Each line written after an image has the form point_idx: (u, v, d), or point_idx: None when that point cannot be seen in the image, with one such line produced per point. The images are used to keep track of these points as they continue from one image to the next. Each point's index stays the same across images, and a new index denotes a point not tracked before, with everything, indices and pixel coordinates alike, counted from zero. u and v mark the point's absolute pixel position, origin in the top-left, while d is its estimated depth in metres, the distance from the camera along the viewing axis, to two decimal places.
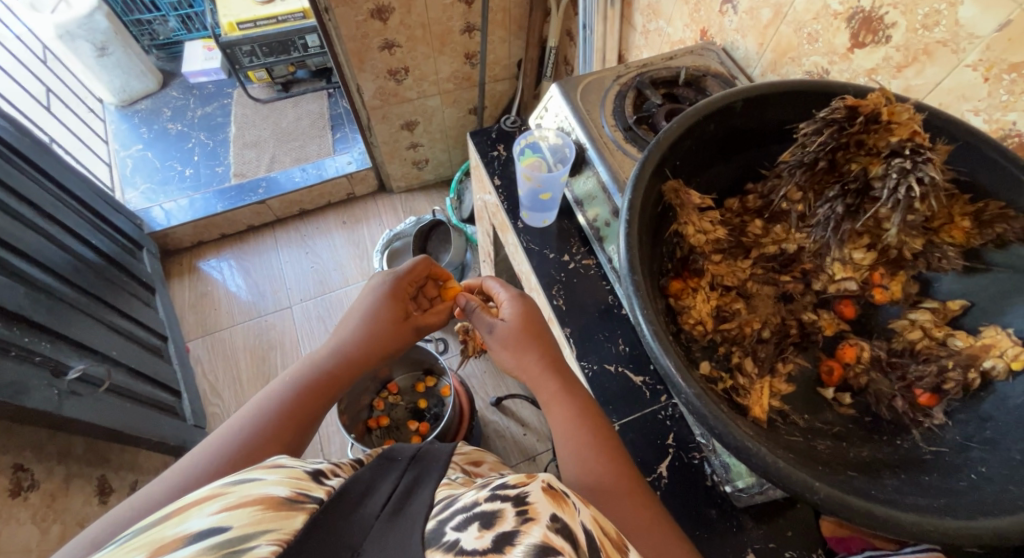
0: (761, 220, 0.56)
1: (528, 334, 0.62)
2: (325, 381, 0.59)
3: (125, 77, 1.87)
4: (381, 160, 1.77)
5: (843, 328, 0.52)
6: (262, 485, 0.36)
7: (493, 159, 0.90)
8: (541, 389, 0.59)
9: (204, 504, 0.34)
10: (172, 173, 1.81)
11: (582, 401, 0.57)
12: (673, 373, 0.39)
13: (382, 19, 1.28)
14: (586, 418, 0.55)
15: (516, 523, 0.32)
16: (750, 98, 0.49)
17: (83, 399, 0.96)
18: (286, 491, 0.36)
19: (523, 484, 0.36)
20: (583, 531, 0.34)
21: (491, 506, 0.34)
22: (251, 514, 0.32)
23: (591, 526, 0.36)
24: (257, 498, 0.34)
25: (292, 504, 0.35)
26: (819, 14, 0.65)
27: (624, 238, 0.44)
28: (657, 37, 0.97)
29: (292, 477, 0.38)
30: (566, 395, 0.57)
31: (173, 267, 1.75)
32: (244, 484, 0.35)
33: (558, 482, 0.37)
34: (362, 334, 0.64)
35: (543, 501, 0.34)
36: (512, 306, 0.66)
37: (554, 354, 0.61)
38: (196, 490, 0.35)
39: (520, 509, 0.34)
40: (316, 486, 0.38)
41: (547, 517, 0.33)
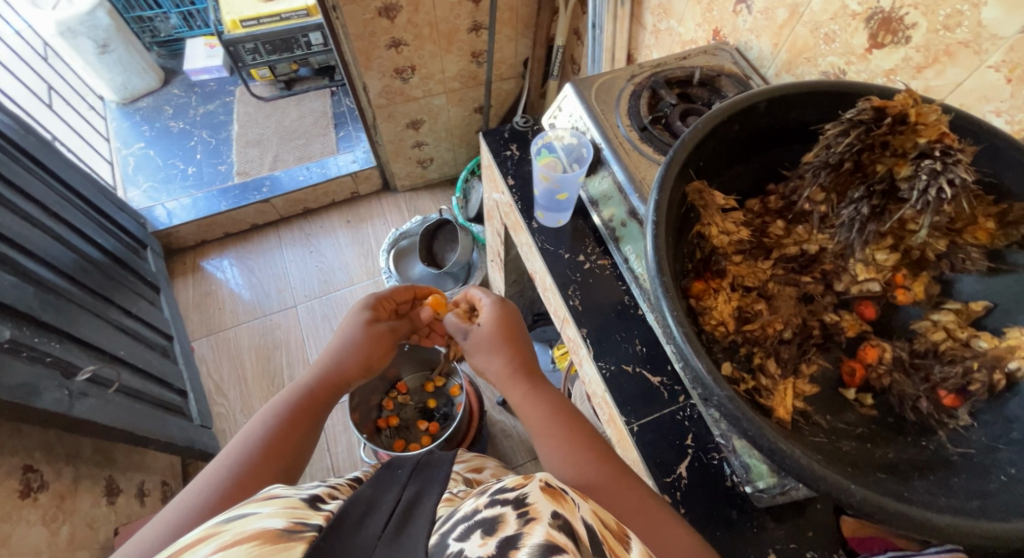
0: (783, 220, 0.56)
1: (503, 336, 0.65)
2: (309, 401, 0.59)
3: (126, 74, 1.86)
4: (385, 159, 1.77)
5: (866, 329, 0.52)
6: (258, 518, 0.35)
7: (506, 158, 0.90)
8: (509, 393, 0.62)
9: (198, 546, 0.34)
10: (175, 171, 1.81)
11: (553, 399, 0.59)
12: (705, 375, 0.40)
13: (389, 17, 1.27)
14: (560, 417, 0.57)
15: (517, 526, 0.32)
16: (775, 98, 0.49)
17: (92, 400, 0.96)
18: (283, 522, 0.35)
19: (522, 486, 0.36)
20: (583, 526, 0.35)
21: (493, 512, 0.35)
22: (248, 550, 0.32)
23: (592, 521, 0.36)
24: (253, 533, 0.34)
25: (290, 535, 0.34)
26: (837, 14, 0.65)
27: (652, 238, 0.44)
28: (668, 37, 0.97)
29: (287, 507, 0.37)
30: (538, 393, 0.60)
31: (177, 266, 1.75)
32: (236, 521, 0.35)
33: (555, 480, 0.38)
34: (344, 353, 0.66)
35: (543, 501, 0.35)
36: (490, 310, 0.68)
37: (527, 359, 0.64)
38: (190, 533, 0.35)
39: (521, 511, 0.34)
40: (314, 513, 0.38)
41: (548, 516, 0.33)
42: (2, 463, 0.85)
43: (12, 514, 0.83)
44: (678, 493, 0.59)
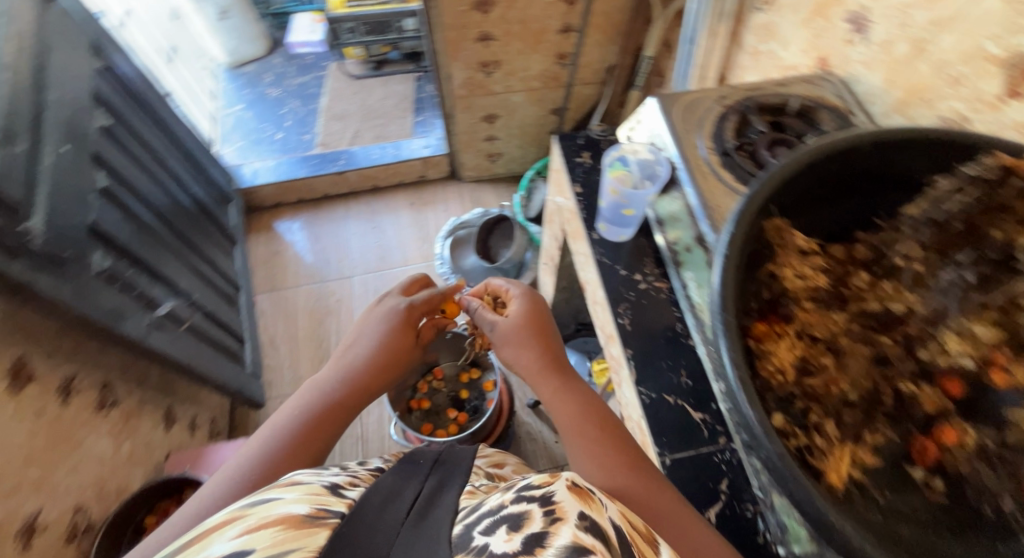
0: (869, 273, 0.51)
1: (533, 331, 0.67)
2: (338, 404, 0.60)
3: (238, 41, 2.00)
4: (456, 148, 1.80)
5: (948, 408, 0.46)
6: (282, 504, 0.37)
7: (577, 165, 0.88)
8: (538, 387, 0.64)
9: (224, 529, 0.35)
10: (265, 135, 1.92)
11: (582, 398, 0.60)
12: (755, 424, 0.37)
13: (484, 11, 1.28)
14: (591, 417, 0.57)
15: (544, 524, 0.31)
16: (883, 142, 0.47)
17: (165, 334, 1.03)
18: (307, 508, 0.36)
19: (549, 484, 0.35)
20: (611, 527, 0.33)
21: (519, 509, 0.34)
22: (274, 535, 0.33)
23: (619, 522, 0.35)
24: (278, 518, 0.35)
25: (313, 521, 0.35)
26: (969, 56, 0.59)
27: (720, 271, 0.42)
28: (767, 59, 0.92)
29: (310, 494, 0.39)
30: (566, 388, 0.61)
31: (253, 222, 1.85)
32: (260, 506, 0.37)
33: (582, 479, 0.36)
34: (376, 357, 0.66)
35: (570, 500, 0.33)
36: (520, 304, 0.71)
37: (552, 353, 0.65)
38: (216, 518, 0.36)
39: (548, 509, 0.32)
40: (336, 500, 0.39)
41: (575, 517, 0.32)
42: (84, 376, 0.94)
43: (85, 423, 0.92)
44: None
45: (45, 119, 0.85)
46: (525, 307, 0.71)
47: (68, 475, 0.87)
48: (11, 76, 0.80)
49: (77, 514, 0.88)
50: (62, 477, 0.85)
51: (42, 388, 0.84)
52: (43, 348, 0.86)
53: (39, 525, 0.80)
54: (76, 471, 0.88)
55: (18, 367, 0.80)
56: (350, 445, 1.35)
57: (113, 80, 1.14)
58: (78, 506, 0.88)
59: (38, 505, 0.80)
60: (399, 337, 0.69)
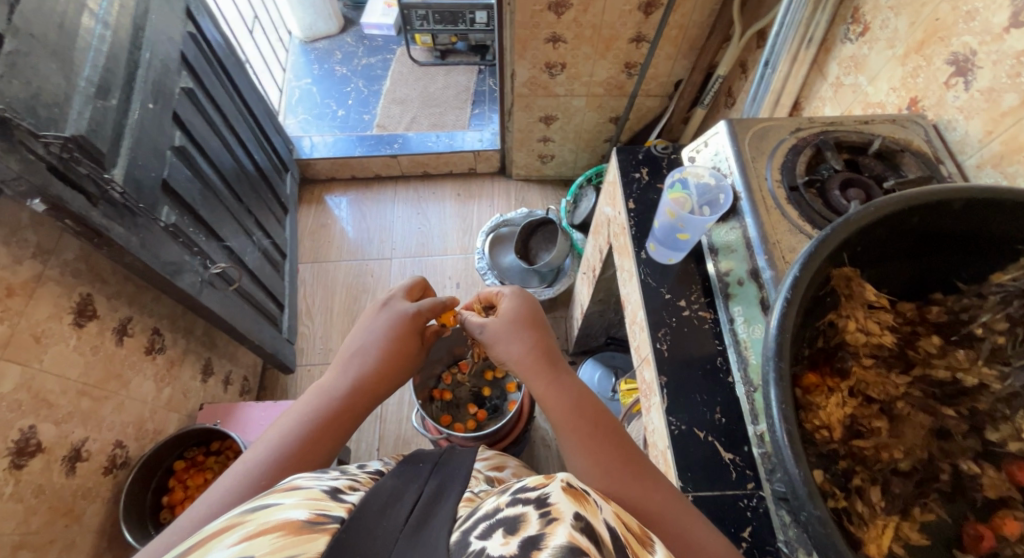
0: (941, 338, 0.48)
1: (525, 325, 0.65)
2: (345, 404, 0.59)
3: (314, 17, 2.05)
4: (510, 145, 1.79)
5: (1012, 495, 0.42)
6: (281, 509, 0.36)
7: (633, 180, 0.86)
8: (531, 382, 0.60)
9: (224, 536, 0.34)
10: (328, 110, 1.97)
11: (576, 390, 0.58)
12: (799, 485, 0.35)
13: (557, 13, 1.27)
14: (585, 414, 0.56)
15: (540, 526, 0.30)
16: (979, 201, 0.42)
17: (215, 292, 1.07)
18: (306, 513, 0.35)
19: (544, 485, 0.34)
20: (605, 529, 0.32)
21: (514, 511, 0.33)
22: (273, 542, 0.32)
23: (614, 524, 0.34)
24: (278, 524, 0.34)
25: (313, 526, 0.34)
26: None
27: (778, 316, 0.40)
28: (849, 93, 0.87)
29: (309, 498, 0.38)
30: (560, 381, 0.59)
31: (305, 194, 1.91)
32: (260, 512, 0.36)
33: (578, 481, 0.35)
34: (376, 355, 0.64)
35: (565, 501, 0.32)
36: (511, 301, 0.68)
37: (545, 344, 0.63)
38: (214, 524, 0.36)
39: (543, 511, 0.32)
40: (335, 504, 0.37)
41: (571, 518, 0.31)
42: (139, 320, 0.98)
43: (134, 364, 0.96)
44: None
45: (137, 77, 0.90)
46: (516, 303, 0.68)
47: (114, 411, 0.92)
48: (112, 33, 0.84)
49: (118, 448, 0.93)
50: (108, 412, 0.90)
51: (101, 326, 0.89)
52: (108, 289, 0.91)
53: (83, 453, 0.85)
54: (120, 409, 0.93)
55: (82, 305, 0.85)
56: (369, 423, 1.37)
57: (200, 44, 1.19)
58: (118, 442, 0.93)
59: (83, 436, 0.85)
60: (402, 335, 0.67)
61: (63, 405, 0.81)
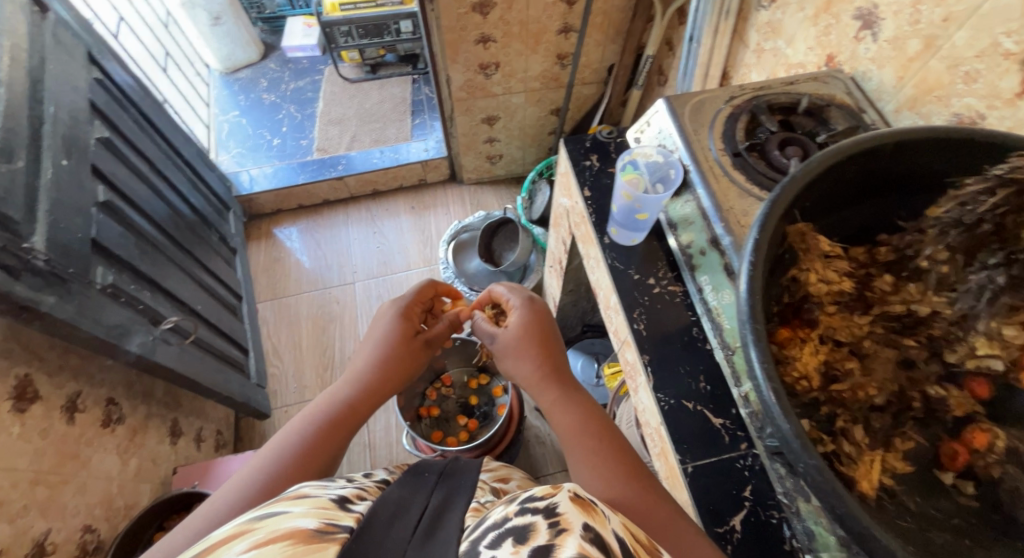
0: (893, 275, 0.50)
1: (533, 340, 0.66)
2: (348, 412, 0.61)
3: (231, 46, 1.99)
4: (457, 151, 1.79)
5: (976, 410, 0.46)
6: (290, 517, 0.36)
7: (585, 169, 0.87)
8: (540, 397, 0.63)
9: (231, 543, 0.34)
10: (262, 141, 1.91)
11: (581, 406, 0.60)
12: (792, 439, 0.36)
13: (483, 13, 1.28)
14: (590, 427, 0.57)
15: (550, 536, 0.32)
16: (904, 142, 0.45)
17: (171, 348, 1.02)
18: (315, 523, 0.36)
19: (552, 495, 0.36)
20: (614, 539, 0.34)
21: (524, 520, 0.34)
22: (283, 551, 0.32)
23: (623, 534, 0.36)
24: (287, 533, 0.34)
25: (323, 536, 0.34)
26: (985, 52, 0.59)
27: (746, 280, 0.41)
28: (772, 57, 0.92)
29: (318, 507, 0.38)
30: (565, 397, 0.61)
31: (253, 230, 1.85)
32: (269, 519, 0.36)
33: (584, 491, 0.37)
34: (382, 358, 0.67)
35: (574, 511, 0.34)
36: (519, 311, 0.70)
37: (551, 361, 0.65)
38: (222, 529, 0.36)
39: (553, 521, 0.33)
40: (344, 515, 0.38)
41: (580, 529, 0.33)
42: (89, 393, 0.93)
43: (92, 441, 0.91)
44: (729, 547, 0.55)
45: (43, 133, 0.85)
46: (526, 316, 0.69)
47: (75, 494, 0.86)
48: (7, 90, 0.79)
49: (87, 533, 0.87)
50: (70, 497, 0.85)
51: (46, 407, 0.83)
52: (48, 365, 0.85)
53: (48, 546, 0.79)
54: (82, 491, 0.88)
55: (21, 388, 0.79)
56: (358, 453, 1.34)
57: (108, 90, 1.13)
58: (86, 527, 0.87)
59: (45, 528, 0.79)
60: (410, 347, 0.70)
61: (15, 499, 0.75)
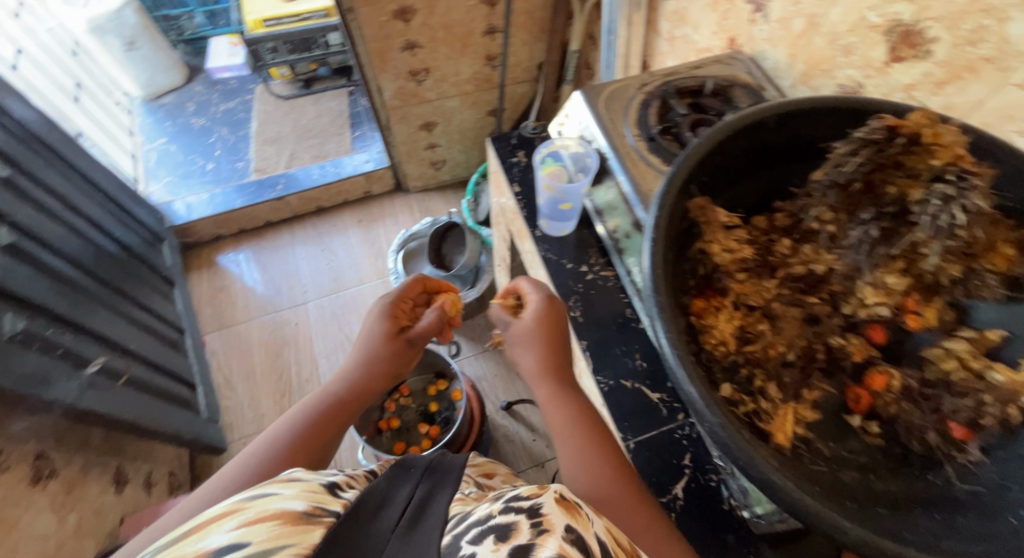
0: (790, 239, 0.54)
1: (542, 334, 0.62)
2: (336, 407, 0.59)
3: (151, 71, 1.90)
4: (399, 160, 1.77)
5: (873, 355, 0.50)
6: (280, 499, 0.37)
7: (513, 165, 0.89)
8: (540, 392, 0.59)
9: (223, 520, 0.36)
10: (194, 167, 1.84)
11: (579, 404, 0.57)
12: (696, 400, 0.37)
13: (405, 20, 1.28)
14: (589, 428, 0.54)
15: (531, 536, 0.33)
16: (783, 113, 0.48)
17: (104, 392, 0.98)
18: (304, 505, 0.37)
19: (538, 495, 0.37)
20: (595, 541, 0.35)
21: (506, 519, 0.35)
22: (270, 530, 0.34)
23: (606, 538, 0.37)
24: (275, 513, 0.36)
25: (310, 518, 0.36)
26: (856, 27, 0.64)
27: (648, 255, 0.43)
28: (683, 44, 0.96)
29: (308, 491, 0.39)
30: (566, 393, 0.58)
31: (192, 259, 1.78)
32: (259, 499, 0.37)
33: (570, 492, 0.38)
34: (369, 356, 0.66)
35: (558, 512, 0.35)
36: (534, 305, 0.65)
37: (556, 357, 0.61)
38: (215, 506, 0.37)
39: (536, 520, 0.34)
40: (333, 499, 0.39)
41: (561, 530, 0.33)
42: (10, 450, 0.84)
43: (21, 500, 0.84)
44: (674, 515, 0.57)
45: None
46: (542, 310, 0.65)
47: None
48: None
49: None
50: None
51: None
52: None
53: None
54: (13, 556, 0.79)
55: None
56: None
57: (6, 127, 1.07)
58: None
59: None
60: (403, 349, 0.68)
61: None
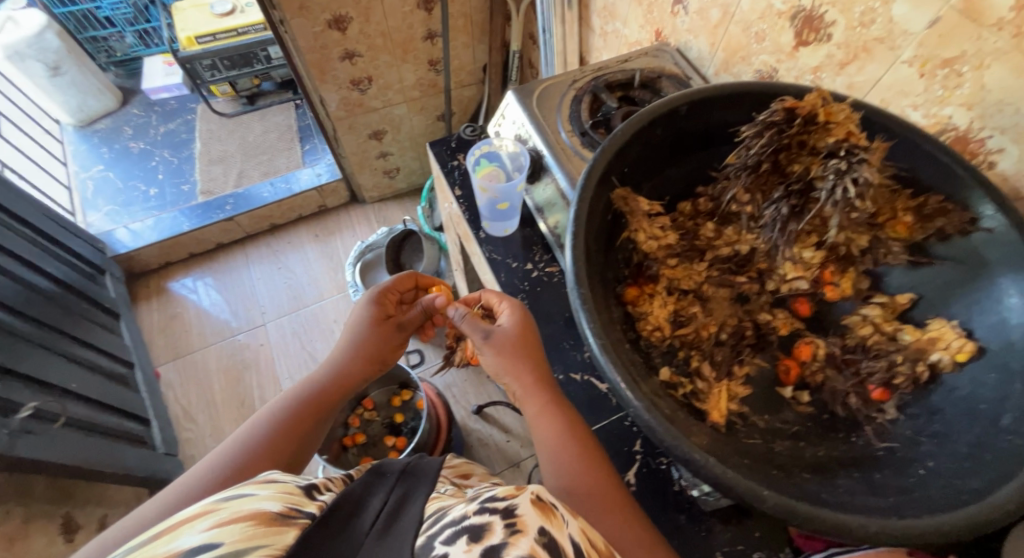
0: (714, 222, 0.56)
1: (526, 350, 0.57)
2: (323, 401, 0.57)
3: (81, 96, 1.81)
4: (351, 171, 1.75)
5: (799, 327, 0.52)
6: (255, 500, 0.36)
7: (453, 169, 0.88)
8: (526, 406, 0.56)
9: (196, 520, 0.34)
10: (136, 193, 1.76)
11: (569, 421, 0.53)
12: (621, 387, 0.38)
13: (341, 29, 1.26)
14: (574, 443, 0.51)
15: (504, 536, 0.32)
16: (695, 101, 0.50)
17: (37, 438, 0.95)
18: (279, 506, 0.36)
19: (513, 496, 0.36)
20: (570, 543, 0.33)
21: (480, 519, 0.34)
22: (242, 530, 0.32)
23: (580, 539, 0.35)
24: (250, 514, 0.34)
25: (284, 519, 0.35)
26: (765, 14, 0.67)
27: (570, 249, 0.43)
28: (615, 39, 0.98)
29: (283, 492, 0.38)
30: (556, 408, 0.54)
31: (140, 289, 1.70)
32: (234, 500, 0.35)
33: (547, 492, 0.36)
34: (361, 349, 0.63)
35: (532, 513, 0.34)
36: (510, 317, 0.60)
37: (543, 373, 0.56)
38: (187, 508, 0.35)
39: (509, 521, 0.33)
40: (308, 501, 0.38)
41: (535, 531, 0.32)
42: None
43: None
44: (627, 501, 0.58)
45: None
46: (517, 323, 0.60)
47: None
48: None
49: None
50: None
51: None
52: None
53: None
54: None
55: None
56: None
57: None
58: None
59: None
60: (383, 342, 0.64)
61: None
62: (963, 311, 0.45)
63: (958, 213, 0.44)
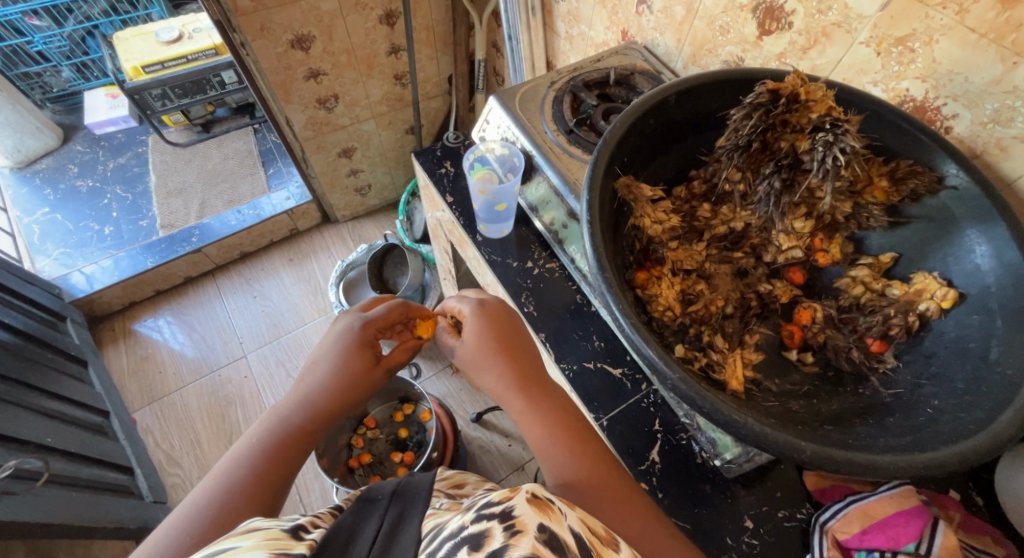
0: (709, 203, 0.59)
1: (496, 346, 0.57)
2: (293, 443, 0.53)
3: (18, 136, 1.74)
4: (321, 191, 1.73)
5: (797, 294, 0.56)
6: (239, 552, 0.35)
7: (442, 176, 0.90)
8: (508, 407, 0.55)
9: None
10: (90, 234, 1.70)
11: (555, 415, 0.52)
12: (656, 361, 0.40)
13: (304, 48, 1.26)
14: (561, 433, 0.51)
15: (504, 539, 0.31)
16: (682, 91, 0.53)
17: (18, 498, 0.91)
18: (266, 553, 0.34)
19: (509, 498, 0.34)
20: (571, 535, 0.33)
21: (479, 527, 0.33)
22: None
23: (580, 529, 0.34)
24: None
25: None
26: (727, 8, 0.71)
27: (589, 236, 0.46)
28: (581, 41, 1.02)
29: (269, 538, 0.36)
30: (536, 408, 0.53)
31: (105, 333, 1.63)
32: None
33: (542, 489, 0.35)
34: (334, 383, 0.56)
35: (529, 512, 0.33)
36: (473, 319, 0.60)
37: (520, 372, 0.56)
38: None
39: (508, 524, 0.32)
40: (297, 542, 0.37)
41: (535, 528, 0.31)
42: None
43: None
44: (654, 479, 0.60)
45: None
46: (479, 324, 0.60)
47: None
48: None
49: None
50: None
51: None
52: None
53: None
54: None
55: None
56: None
57: None
58: None
59: None
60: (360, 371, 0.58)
61: None
62: (941, 264, 0.49)
63: (928, 174, 0.49)
